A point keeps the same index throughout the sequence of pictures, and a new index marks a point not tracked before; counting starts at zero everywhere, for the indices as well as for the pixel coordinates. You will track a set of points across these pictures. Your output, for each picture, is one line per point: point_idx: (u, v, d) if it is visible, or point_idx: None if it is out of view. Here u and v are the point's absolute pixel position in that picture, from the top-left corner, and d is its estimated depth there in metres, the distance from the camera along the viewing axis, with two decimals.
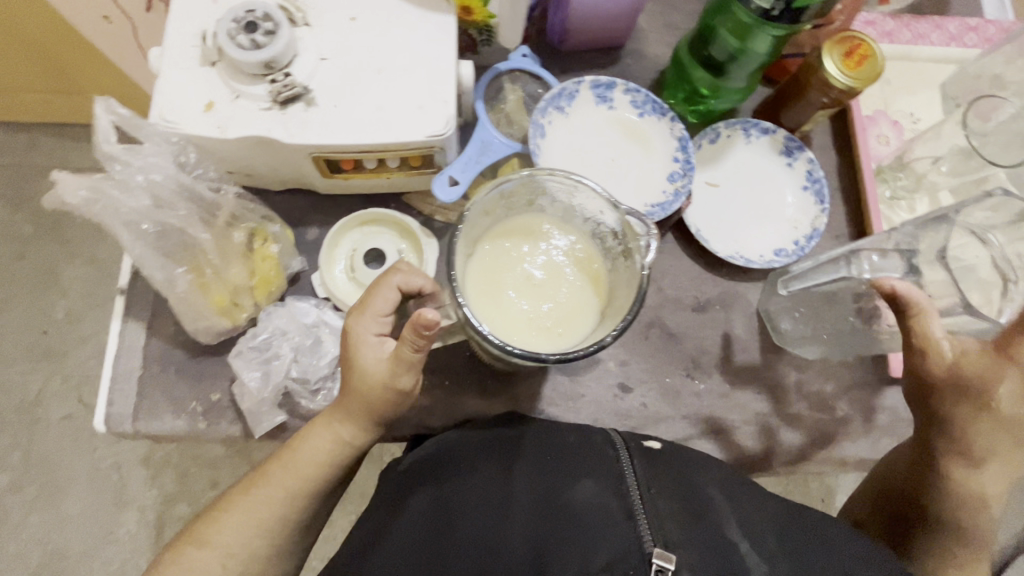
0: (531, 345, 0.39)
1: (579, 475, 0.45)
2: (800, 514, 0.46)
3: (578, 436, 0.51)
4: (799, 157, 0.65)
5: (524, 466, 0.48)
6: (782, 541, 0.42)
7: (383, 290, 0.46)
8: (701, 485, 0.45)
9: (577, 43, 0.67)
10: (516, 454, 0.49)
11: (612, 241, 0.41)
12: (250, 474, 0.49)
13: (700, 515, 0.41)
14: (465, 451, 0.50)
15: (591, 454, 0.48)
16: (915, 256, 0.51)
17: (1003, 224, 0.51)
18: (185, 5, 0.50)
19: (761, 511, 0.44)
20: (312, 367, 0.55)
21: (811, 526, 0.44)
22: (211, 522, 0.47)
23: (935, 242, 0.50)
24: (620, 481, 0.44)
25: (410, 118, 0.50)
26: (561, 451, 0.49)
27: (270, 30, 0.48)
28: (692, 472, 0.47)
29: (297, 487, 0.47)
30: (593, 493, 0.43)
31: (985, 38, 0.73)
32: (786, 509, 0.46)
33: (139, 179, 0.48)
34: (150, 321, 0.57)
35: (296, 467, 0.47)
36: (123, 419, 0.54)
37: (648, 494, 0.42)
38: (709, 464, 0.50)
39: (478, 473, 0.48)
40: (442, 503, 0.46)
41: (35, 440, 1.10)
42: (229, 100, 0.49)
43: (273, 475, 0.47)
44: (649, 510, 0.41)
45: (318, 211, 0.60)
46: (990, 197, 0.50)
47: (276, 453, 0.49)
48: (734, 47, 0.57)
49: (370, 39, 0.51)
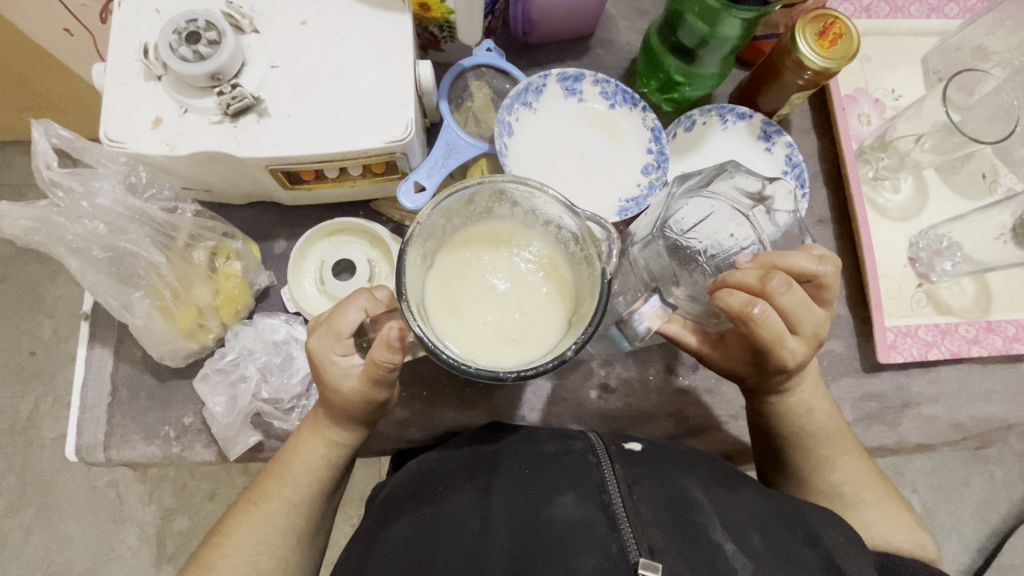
0: (494, 359, 0.37)
1: (559, 489, 0.44)
2: (789, 508, 0.45)
3: (559, 446, 0.50)
4: (777, 141, 0.63)
5: (504, 482, 0.46)
6: (768, 539, 0.41)
7: (347, 312, 0.40)
8: (683, 486, 0.44)
9: (542, 35, 0.65)
10: (495, 472, 0.48)
11: (575, 247, 0.39)
12: (246, 494, 0.48)
13: (685, 520, 0.40)
14: (446, 476, 0.49)
15: (573, 463, 0.46)
16: (657, 280, 0.47)
17: (698, 183, 0.50)
18: (126, 19, 0.47)
19: (746, 503, 0.44)
20: (284, 386, 0.53)
21: (796, 520, 0.44)
22: (212, 549, 0.45)
23: (663, 264, 0.48)
24: (600, 490, 0.42)
25: (368, 124, 0.48)
26: (541, 464, 0.47)
27: (214, 40, 0.45)
28: (674, 471, 0.46)
29: (299, 496, 0.46)
30: (575, 504, 0.42)
31: (967, 7, 0.71)
32: (774, 502, 0.45)
33: (83, 205, 0.47)
34: (116, 346, 0.55)
35: (293, 478, 0.46)
36: (95, 448, 0.53)
37: (632, 502, 0.41)
38: (696, 465, 0.49)
39: (458, 495, 0.47)
40: (422, 527, 0.45)
41: (29, 462, 1.09)
42: (177, 115, 0.46)
43: (271, 489, 0.46)
44: (632, 517, 0.40)
45: (284, 223, 0.58)
46: (694, 177, 0.49)
47: (269, 468, 0.47)
48: (704, 33, 0.55)
49: (323, 44, 0.49)
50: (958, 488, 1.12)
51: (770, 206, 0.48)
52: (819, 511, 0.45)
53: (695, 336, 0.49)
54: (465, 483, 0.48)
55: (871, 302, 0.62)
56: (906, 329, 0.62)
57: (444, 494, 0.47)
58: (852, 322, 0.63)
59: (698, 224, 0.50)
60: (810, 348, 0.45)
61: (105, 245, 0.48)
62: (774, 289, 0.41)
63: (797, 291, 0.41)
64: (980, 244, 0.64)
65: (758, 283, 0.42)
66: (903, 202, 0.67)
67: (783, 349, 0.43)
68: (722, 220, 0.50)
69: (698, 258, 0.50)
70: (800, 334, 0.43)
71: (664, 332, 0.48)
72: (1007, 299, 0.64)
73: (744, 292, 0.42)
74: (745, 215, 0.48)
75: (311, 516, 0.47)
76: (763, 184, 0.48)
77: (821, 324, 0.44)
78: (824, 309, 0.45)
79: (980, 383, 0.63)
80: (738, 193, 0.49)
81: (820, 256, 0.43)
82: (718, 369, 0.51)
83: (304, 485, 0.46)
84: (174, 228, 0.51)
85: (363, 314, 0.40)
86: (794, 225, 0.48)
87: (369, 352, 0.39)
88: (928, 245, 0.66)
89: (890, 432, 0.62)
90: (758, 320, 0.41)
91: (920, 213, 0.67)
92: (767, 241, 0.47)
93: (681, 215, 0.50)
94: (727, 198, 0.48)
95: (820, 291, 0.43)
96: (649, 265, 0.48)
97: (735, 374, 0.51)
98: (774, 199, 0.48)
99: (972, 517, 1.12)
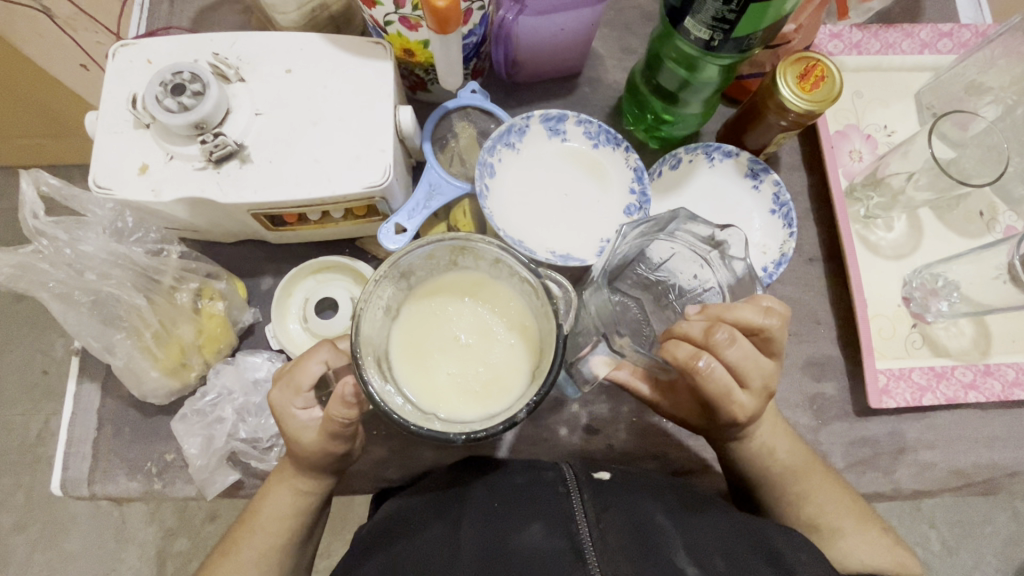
0: (455, 412, 0.37)
1: (527, 519, 0.44)
2: (755, 532, 0.44)
3: (528, 476, 0.50)
4: (765, 180, 0.63)
5: (473, 511, 0.46)
6: (730, 562, 0.41)
7: (307, 365, 0.41)
8: (648, 512, 0.45)
9: (528, 74, 0.66)
10: (466, 506, 0.47)
11: (538, 300, 0.38)
12: (219, 547, 0.48)
13: (648, 547, 0.41)
14: (417, 512, 0.49)
15: (542, 493, 0.47)
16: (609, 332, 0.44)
17: (645, 228, 0.46)
18: (118, 70, 0.49)
19: (712, 526, 0.44)
20: (261, 427, 0.54)
21: (762, 544, 0.43)
22: None
23: (602, 313, 0.44)
24: (568, 519, 0.43)
25: (348, 170, 0.49)
26: (510, 495, 0.47)
27: (199, 91, 0.47)
28: (640, 498, 0.46)
29: (269, 545, 0.46)
30: (542, 535, 0.42)
31: (961, 43, 0.70)
32: (741, 529, 0.44)
33: (68, 251, 0.48)
34: (104, 381, 0.56)
35: (263, 527, 0.46)
36: (79, 483, 0.54)
37: (598, 532, 0.42)
38: (664, 491, 0.49)
39: (429, 530, 0.46)
40: (394, 561, 0.44)
41: (38, 479, 1.11)
42: (163, 162, 0.48)
43: (241, 541, 0.46)
44: (597, 546, 0.41)
45: (270, 261, 0.59)
46: (641, 221, 0.45)
47: (241, 520, 0.47)
48: (683, 77, 0.55)
49: (306, 92, 0.50)
50: (979, 525, 1.08)
51: (726, 252, 0.45)
52: (784, 531, 0.45)
53: (645, 385, 0.52)
54: (436, 519, 0.47)
55: (862, 343, 0.60)
56: (899, 372, 0.61)
57: (414, 528, 0.47)
58: (843, 363, 0.62)
59: (666, 262, 0.50)
60: (760, 401, 0.45)
61: (90, 287, 0.49)
62: (718, 343, 0.41)
63: (741, 344, 0.41)
64: (980, 284, 0.62)
65: (702, 335, 0.42)
66: (897, 240, 0.65)
67: (732, 403, 0.44)
68: (687, 260, 0.49)
69: (669, 296, 0.51)
70: (749, 387, 0.44)
71: (613, 377, 0.53)
72: (1006, 341, 0.62)
73: (691, 343, 0.42)
74: (706, 258, 0.47)
75: (283, 566, 0.47)
76: (716, 229, 0.44)
77: (769, 373, 0.44)
78: (774, 360, 0.45)
79: (978, 429, 0.61)
80: (694, 238, 0.46)
81: (768, 308, 0.42)
82: (676, 412, 0.52)
83: (275, 533, 0.46)
84: (160, 270, 0.52)
85: (324, 366, 0.41)
86: (750, 273, 0.44)
87: (326, 407, 0.40)
88: (922, 285, 0.64)
89: (885, 478, 0.60)
90: (704, 372, 0.42)
91: (914, 251, 0.65)
92: (726, 289, 0.46)
93: (650, 257, 0.51)
94: (684, 240, 0.47)
95: (769, 342, 0.43)
96: (597, 311, 0.44)
97: (686, 422, 0.53)
98: (730, 245, 0.44)
99: (994, 555, 1.07)
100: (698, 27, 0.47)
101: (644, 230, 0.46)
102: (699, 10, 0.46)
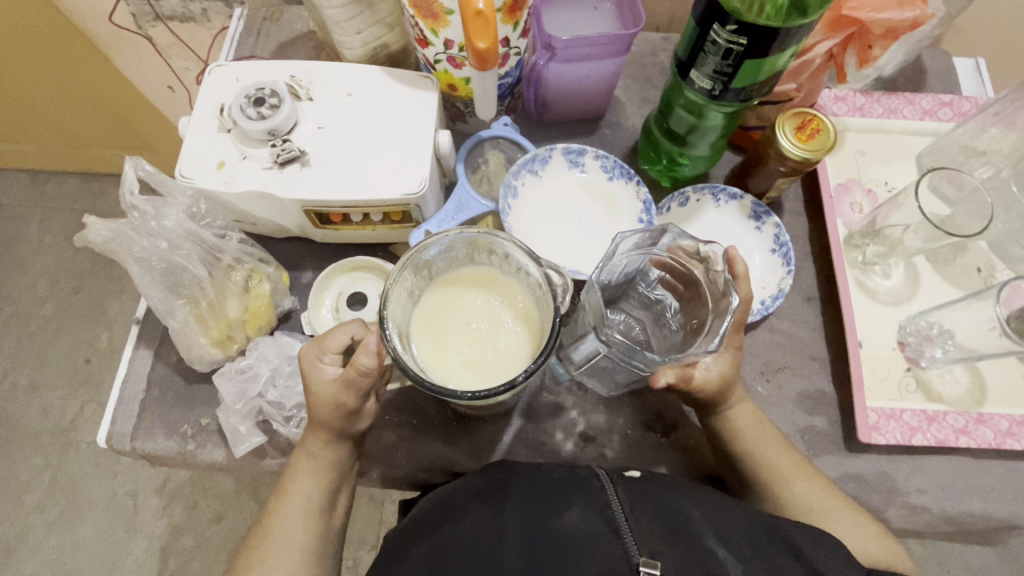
0: (463, 384, 0.43)
1: (566, 504, 0.44)
2: (776, 528, 0.45)
3: (564, 472, 0.50)
4: (766, 222, 0.68)
5: (516, 499, 0.47)
6: (754, 548, 0.42)
7: (337, 333, 0.50)
8: (678, 504, 0.45)
9: (555, 115, 0.74)
10: (507, 495, 0.48)
11: (541, 293, 0.44)
12: None
13: (680, 531, 0.41)
14: (459, 502, 0.50)
15: (575, 484, 0.47)
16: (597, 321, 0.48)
17: (638, 240, 0.51)
18: (211, 84, 0.59)
19: (738, 521, 0.44)
20: (288, 393, 0.60)
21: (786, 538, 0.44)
22: None
23: (593, 308, 0.49)
24: (605, 504, 0.43)
25: (390, 177, 0.57)
26: (546, 485, 0.48)
27: (275, 104, 0.56)
28: (672, 495, 0.46)
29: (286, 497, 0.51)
30: (580, 517, 0.42)
31: (960, 112, 0.75)
32: (765, 526, 0.45)
33: (151, 224, 0.56)
34: (157, 348, 0.64)
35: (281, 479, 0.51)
36: (123, 437, 0.60)
37: (634, 518, 0.41)
38: (691, 489, 0.49)
39: (469, 517, 0.46)
40: (439, 546, 0.44)
41: (64, 461, 1.18)
42: (237, 160, 0.56)
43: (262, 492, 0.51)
44: (633, 526, 0.40)
45: (313, 257, 0.67)
46: (632, 233, 0.50)
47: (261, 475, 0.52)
48: (691, 122, 0.62)
49: (363, 112, 0.59)
50: None
51: (712, 266, 0.49)
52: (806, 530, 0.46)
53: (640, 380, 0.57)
54: (478, 507, 0.47)
55: (854, 379, 0.63)
56: (890, 411, 0.63)
57: (456, 516, 0.47)
58: (836, 398, 0.65)
59: (661, 277, 0.55)
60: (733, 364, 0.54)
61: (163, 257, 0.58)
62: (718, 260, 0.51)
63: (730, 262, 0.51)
64: (973, 334, 0.64)
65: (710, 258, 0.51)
66: (894, 287, 0.69)
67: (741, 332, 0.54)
68: (681, 278, 0.53)
69: (666, 314, 0.55)
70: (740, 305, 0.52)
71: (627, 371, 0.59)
72: (1002, 392, 0.64)
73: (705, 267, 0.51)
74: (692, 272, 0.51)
75: (294, 524, 0.51)
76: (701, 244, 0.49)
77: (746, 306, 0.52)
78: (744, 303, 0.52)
79: (971, 478, 0.62)
80: (681, 251, 0.51)
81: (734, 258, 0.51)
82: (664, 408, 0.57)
83: (293, 488, 0.51)
84: (221, 250, 0.60)
85: (351, 336, 0.50)
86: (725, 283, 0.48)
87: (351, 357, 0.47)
88: (918, 331, 0.67)
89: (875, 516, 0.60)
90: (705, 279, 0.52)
91: (911, 299, 0.68)
92: (710, 303, 0.50)
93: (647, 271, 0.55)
94: (674, 256, 0.52)
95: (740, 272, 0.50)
96: (592, 310, 0.50)
97: None
98: (712, 258, 0.48)
99: None
100: (701, 78, 0.54)
101: (637, 242, 0.51)
102: (703, 64, 0.53)
